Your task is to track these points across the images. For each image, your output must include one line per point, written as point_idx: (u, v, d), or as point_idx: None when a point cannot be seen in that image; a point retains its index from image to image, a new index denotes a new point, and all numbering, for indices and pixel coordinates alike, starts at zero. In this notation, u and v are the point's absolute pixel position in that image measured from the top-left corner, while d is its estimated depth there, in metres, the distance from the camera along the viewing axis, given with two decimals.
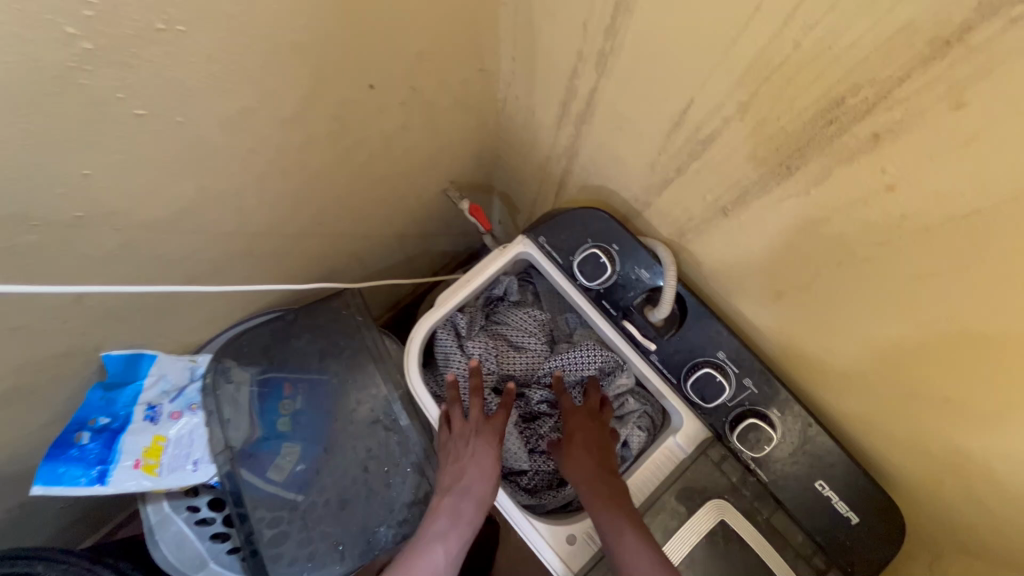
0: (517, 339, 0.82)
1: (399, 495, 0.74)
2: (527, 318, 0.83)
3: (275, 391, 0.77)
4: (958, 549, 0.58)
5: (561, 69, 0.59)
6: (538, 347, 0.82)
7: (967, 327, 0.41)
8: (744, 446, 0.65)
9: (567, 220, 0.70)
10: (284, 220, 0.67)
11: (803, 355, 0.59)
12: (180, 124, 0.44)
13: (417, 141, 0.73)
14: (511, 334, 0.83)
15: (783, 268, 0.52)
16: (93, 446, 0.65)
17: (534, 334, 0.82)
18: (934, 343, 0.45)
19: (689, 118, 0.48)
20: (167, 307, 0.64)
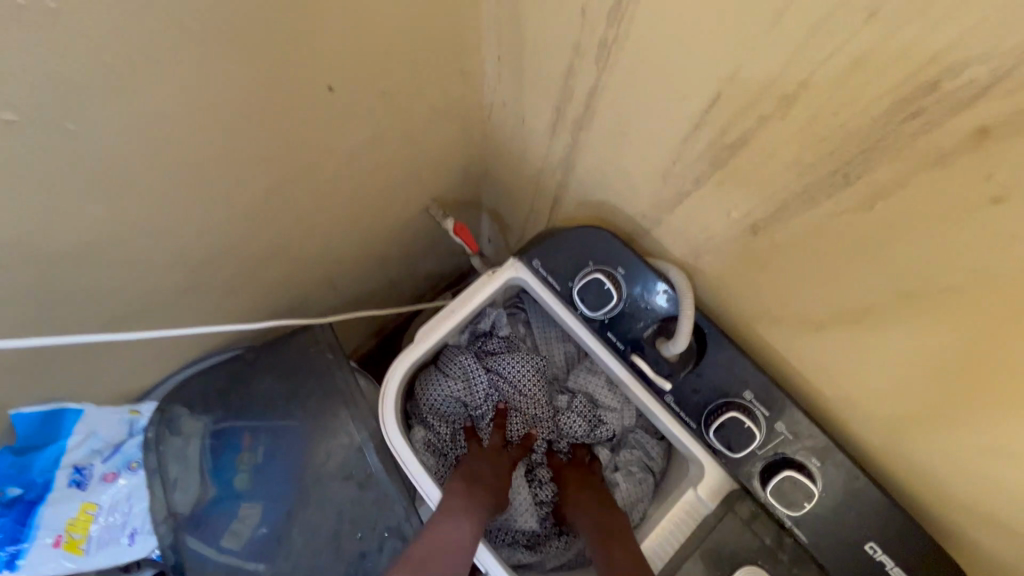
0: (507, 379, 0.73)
1: (376, 561, 0.64)
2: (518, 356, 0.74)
3: (231, 443, 0.66)
4: None
5: (554, 67, 0.50)
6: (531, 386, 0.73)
7: None
8: (778, 502, 0.56)
9: (564, 240, 0.61)
10: (236, 247, 0.58)
11: (850, 395, 0.50)
12: (72, 132, 0.35)
13: (392, 154, 0.64)
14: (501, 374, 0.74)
15: (828, 296, 0.43)
16: (4, 521, 0.56)
17: (527, 373, 0.74)
18: None
19: (712, 119, 0.40)
20: (95, 352, 0.54)
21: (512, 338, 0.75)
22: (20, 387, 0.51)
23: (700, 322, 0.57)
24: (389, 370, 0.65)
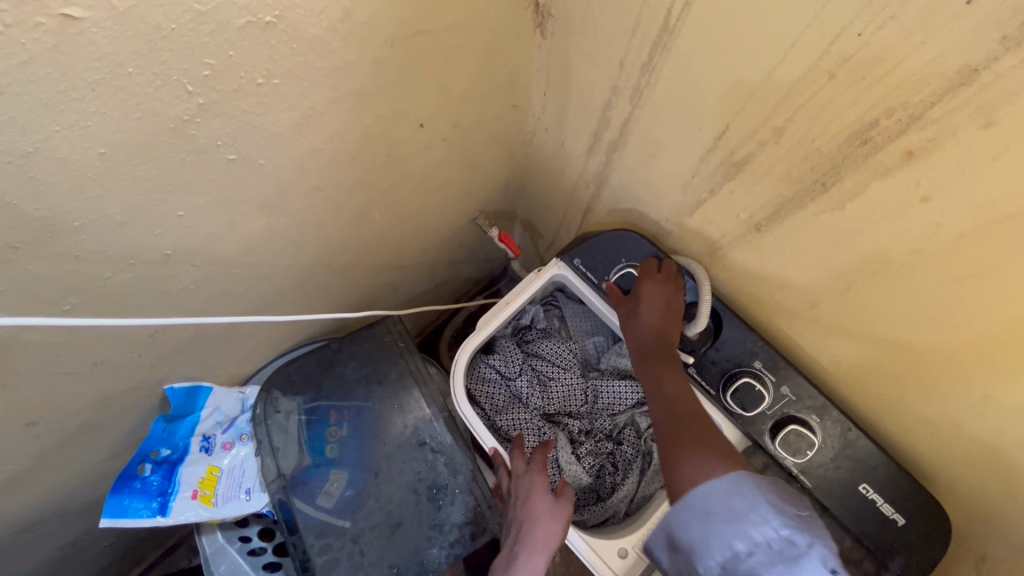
0: (549, 363, 0.85)
1: (451, 513, 0.75)
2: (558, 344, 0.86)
3: (322, 419, 0.78)
4: (1006, 546, 0.59)
5: (595, 103, 0.63)
6: (569, 366, 0.85)
7: (1006, 326, 0.44)
8: (786, 452, 0.67)
9: (601, 242, 0.75)
10: (336, 254, 0.69)
11: (840, 359, 0.62)
12: (262, 166, 0.47)
13: (456, 174, 0.77)
14: (545, 362, 0.85)
15: (818, 278, 0.55)
16: (155, 477, 0.68)
17: (567, 359, 0.85)
18: (973, 341, 0.47)
19: (724, 143, 0.52)
20: (225, 339, 0.66)
21: (552, 330, 0.88)
22: (171, 366, 0.62)
23: (717, 308, 0.70)
24: (456, 355, 0.78)
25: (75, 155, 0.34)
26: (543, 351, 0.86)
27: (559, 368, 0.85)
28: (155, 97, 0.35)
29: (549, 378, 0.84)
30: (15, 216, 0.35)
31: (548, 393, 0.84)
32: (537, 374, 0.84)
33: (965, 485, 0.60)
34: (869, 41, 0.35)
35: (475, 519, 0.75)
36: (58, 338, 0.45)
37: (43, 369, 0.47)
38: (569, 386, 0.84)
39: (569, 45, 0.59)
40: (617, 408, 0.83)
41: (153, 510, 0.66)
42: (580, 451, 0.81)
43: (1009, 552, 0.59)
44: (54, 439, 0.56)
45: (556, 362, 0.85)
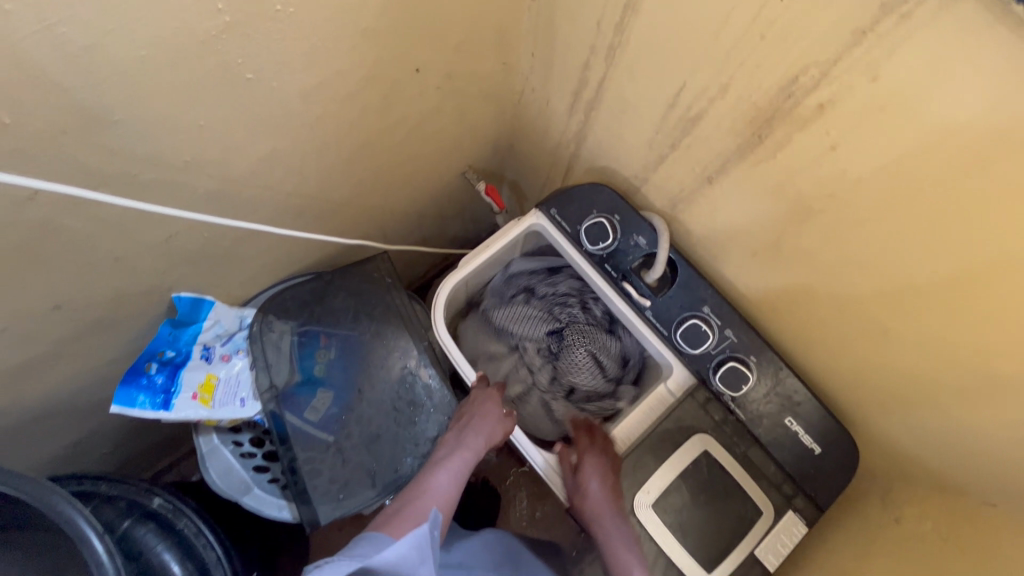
0: (581, 360, 0.88)
1: (424, 429, 0.83)
2: (575, 373, 0.88)
3: (313, 341, 0.85)
4: (906, 478, 0.67)
5: (576, 62, 0.70)
6: (571, 351, 0.88)
7: (901, 263, 0.52)
8: (725, 387, 0.75)
9: (576, 194, 0.82)
10: (335, 188, 0.76)
11: (777, 304, 0.70)
12: (274, 90, 0.54)
13: (448, 125, 0.83)
14: (577, 368, 0.88)
15: (758, 227, 0.64)
16: (160, 375, 0.74)
17: (572, 363, 0.88)
18: (878, 279, 0.55)
19: (682, 100, 0.60)
20: (228, 255, 0.72)
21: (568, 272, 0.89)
22: (179, 274, 0.68)
23: (675, 258, 0.77)
24: (447, 274, 0.85)
25: (123, 51, 0.41)
26: (601, 357, 0.88)
27: (573, 360, 0.88)
28: (192, 9, 0.41)
29: (586, 350, 0.88)
30: (69, 103, 0.41)
31: (585, 341, 0.88)
32: (589, 363, 0.87)
33: (874, 420, 0.69)
34: (789, 6, 0.43)
35: (445, 436, 0.83)
36: (88, 227, 0.52)
37: (72, 254, 0.53)
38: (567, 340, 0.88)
39: (554, 6, 0.66)
40: (524, 329, 0.90)
41: (158, 404, 0.73)
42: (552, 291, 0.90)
43: (909, 484, 0.67)
44: (76, 328, 0.63)
45: (573, 363, 0.88)
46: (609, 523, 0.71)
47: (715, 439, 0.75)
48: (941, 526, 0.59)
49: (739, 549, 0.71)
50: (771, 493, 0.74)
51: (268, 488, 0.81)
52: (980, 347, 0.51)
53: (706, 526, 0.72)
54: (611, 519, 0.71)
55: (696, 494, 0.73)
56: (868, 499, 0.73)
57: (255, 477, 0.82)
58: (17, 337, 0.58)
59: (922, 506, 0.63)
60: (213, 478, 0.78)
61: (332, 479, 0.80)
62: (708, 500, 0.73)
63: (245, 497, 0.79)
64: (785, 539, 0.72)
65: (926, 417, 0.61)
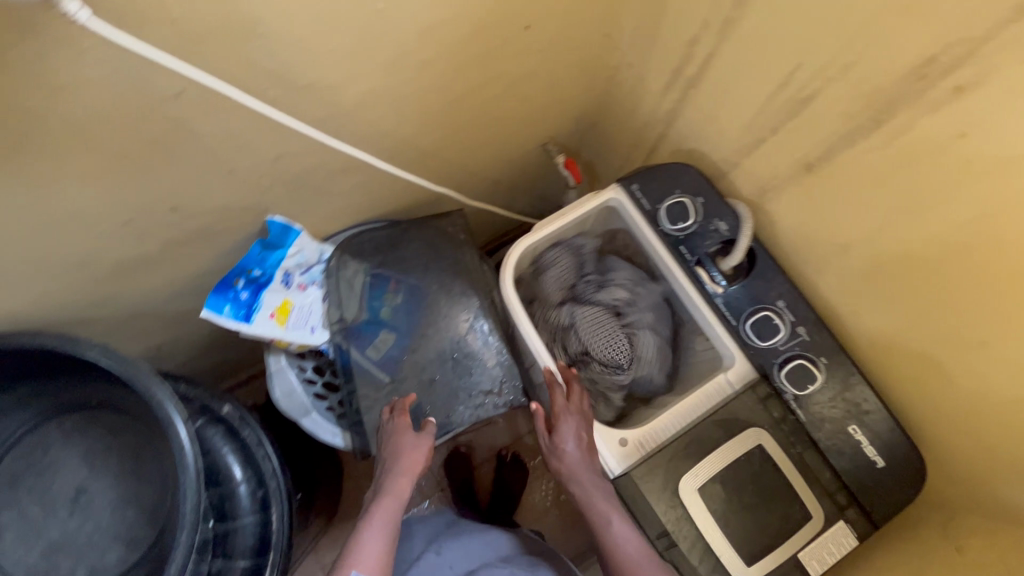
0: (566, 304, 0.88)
1: (479, 381, 0.85)
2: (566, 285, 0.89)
3: (383, 285, 0.89)
4: (974, 509, 0.64)
5: (684, 36, 0.69)
6: (575, 303, 0.88)
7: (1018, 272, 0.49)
8: (789, 384, 0.73)
9: (659, 172, 0.81)
10: (427, 138, 0.78)
11: (860, 306, 0.68)
12: (397, 26, 0.56)
13: (540, 91, 0.84)
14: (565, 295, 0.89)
15: (854, 221, 0.62)
16: (245, 291, 0.78)
17: (570, 304, 0.88)
18: (985, 286, 0.52)
19: (796, 80, 0.58)
20: (321, 187, 0.76)
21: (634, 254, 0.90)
22: (275, 196, 0.72)
23: (755, 247, 0.76)
24: (524, 232, 0.85)
25: None
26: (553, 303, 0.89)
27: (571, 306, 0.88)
28: None
29: (563, 310, 0.88)
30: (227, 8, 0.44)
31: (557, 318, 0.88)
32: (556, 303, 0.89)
33: (948, 442, 0.66)
34: None
35: (498, 391, 0.86)
36: (212, 135, 0.55)
37: (194, 156, 0.57)
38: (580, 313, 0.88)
39: None
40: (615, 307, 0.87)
41: (240, 316, 0.77)
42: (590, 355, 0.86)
43: (977, 515, 0.63)
44: (180, 235, 0.68)
45: (569, 306, 0.88)
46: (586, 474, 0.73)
47: (771, 436, 0.73)
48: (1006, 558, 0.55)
49: (782, 549, 0.70)
50: (822, 501, 0.71)
51: (324, 415, 0.86)
52: None
53: (750, 521, 0.71)
54: (586, 475, 0.73)
55: (742, 487, 0.72)
56: (927, 526, 0.69)
57: (313, 402, 0.86)
58: (134, 230, 0.62)
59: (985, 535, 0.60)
60: (277, 396, 0.83)
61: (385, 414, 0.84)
62: (753, 495, 0.72)
63: (303, 419, 0.84)
64: (832, 548, 0.70)
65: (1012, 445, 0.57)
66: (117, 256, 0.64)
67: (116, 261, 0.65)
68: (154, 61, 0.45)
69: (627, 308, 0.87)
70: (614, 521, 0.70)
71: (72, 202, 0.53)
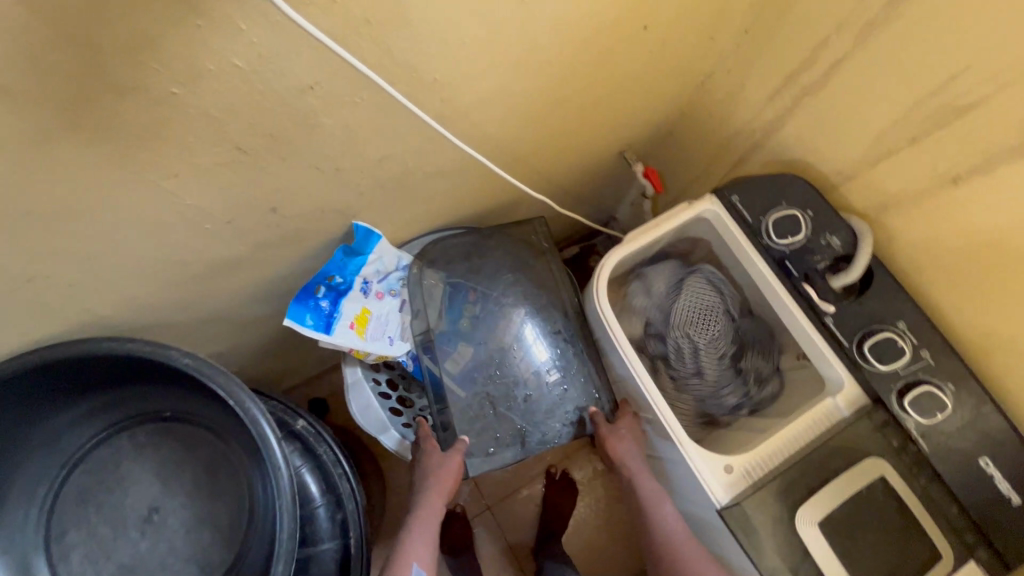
0: (721, 325, 0.83)
1: (569, 396, 0.82)
2: (734, 336, 0.84)
3: (462, 295, 0.84)
4: None
5: (811, 40, 0.66)
6: (721, 326, 0.83)
7: None
8: (913, 412, 0.68)
9: (762, 183, 0.77)
10: (522, 143, 0.75)
11: (996, 331, 0.63)
12: (536, 23, 0.53)
13: (637, 97, 0.81)
14: (729, 328, 0.84)
15: (1005, 240, 0.57)
16: (325, 300, 0.73)
17: (722, 328, 0.83)
18: None
19: (953, 85, 0.55)
20: (412, 191, 0.72)
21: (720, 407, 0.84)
22: (368, 197, 0.67)
23: (872, 265, 0.71)
24: (619, 242, 0.81)
25: None
26: (728, 309, 0.84)
27: (721, 331, 0.83)
28: None
29: (722, 324, 0.83)
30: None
31: (714, 311, 0.84)
32: (726, 319, 0.84)
33: None
34: None
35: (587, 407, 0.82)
36: (334, 131, 0.52)
37: (308, 154, 0.53)
38: (711, 324, 0.83)
39: None
40: (695, 349, 0.83)
41: (321, 327, 0.73)
42: (671, 322, 0.84)
43: None
44: (271, 237, 0.63)
45: (722, 332, 0.83)
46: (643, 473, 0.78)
47: (891, 466, 0.68)
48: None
49: None
50: (949, 539, 0.66)
51: (402, 430, 0.82)
52: None
53: (873, 558, 0.66)
54: (636, 465, 0.79)
55: (860, 522, 0.67)
56: None
57: (391, 419, 0.82)
58: (232, 230, 0.58)
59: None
60: (354, 411, 0.79)
61: (467, 424, 0.80)
62: (874, 531, 0.66)
63: (382, 436, 0.80)
64: None
65: None
66: (210, 258, 0.60)
67: (208, 263, 0.60)
68: (310, 46, 0.41)
69: (683, 354, 0.83)
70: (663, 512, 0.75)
71: (183, 197, 0.49)
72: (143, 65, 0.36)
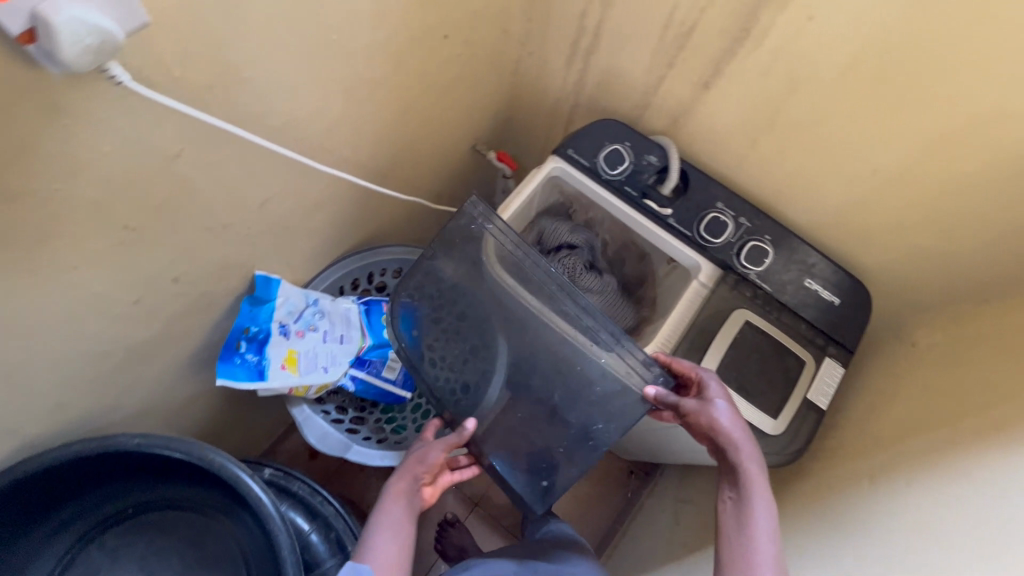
0: (595, 283, 0.97)
1: (609, 381, 0.75)
2: (589, 281, 0.96)
3: (377, 308, 0.94)
4: (918, 303, 0.83)
5: (574, 12, 0.83)
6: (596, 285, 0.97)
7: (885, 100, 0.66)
8: (749, 265, 0.87)
9: (587, 133, 0.93)
10: (381, 158, 0.84)
11: (781, 183, 0.84)
12: (353, 53, 0.63)
13: (465, 93, 0.93)
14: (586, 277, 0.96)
15: (756, 114, 0.77)
16: (249, 351, 0.78)
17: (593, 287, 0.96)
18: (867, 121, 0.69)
19: (675, 18, 0.73)
20: (297, 229, 0.79)
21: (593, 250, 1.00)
22: (259, 243, 0.73)
23: (685, 169, 0.90)
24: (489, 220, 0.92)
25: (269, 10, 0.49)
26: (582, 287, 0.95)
27: (594, 285, 0.97)
28: None
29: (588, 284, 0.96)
30: (224, 59, 0.49)
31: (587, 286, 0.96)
32: (587, 285, 0.96)
33: (877, 261, 0.84)
34: None
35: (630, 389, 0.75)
36: (211, 189, 0.58)
37: (193, 218, 0.59)
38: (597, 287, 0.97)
39: None
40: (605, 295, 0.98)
41: (256, 375, 0.78)
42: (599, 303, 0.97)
43: (923, 304, 0.82)
44: (181, 310, 0.68)
45: (593, 286, 0.96)
46: (749, 457, 0.65)
47: (752, 310, 0.86)
48: (960, 325, 0.76)
49: (794, 398, 0.82)
50: (807, 347, 0.85)
51: (365, 443, 0.86)
52: (960, 141, 0.66)
53: (762, 384, 0.83)
54: (736, 443, 0.66)
55: (744, 358, 0.84)
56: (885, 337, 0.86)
57: (350, 437, 0.86)
58: (142, 311, 0.62)
59: (938, 327, 0.79)
60: (314, 442, 0.83)
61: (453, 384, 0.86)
62: (758, 360, 0.84)
63: (347, 453, 0.84)
64: (828, 380, 0.83)
65: (929, 234, 0.76)
66: (128, 345, 0.63)
67: (127, 351, 0.64)
68: (168, 121, 0.48)
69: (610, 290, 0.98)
70: (756, 511, 0.62)
71: (90, 290, 0.54)
72: (27, 176, 0.42)
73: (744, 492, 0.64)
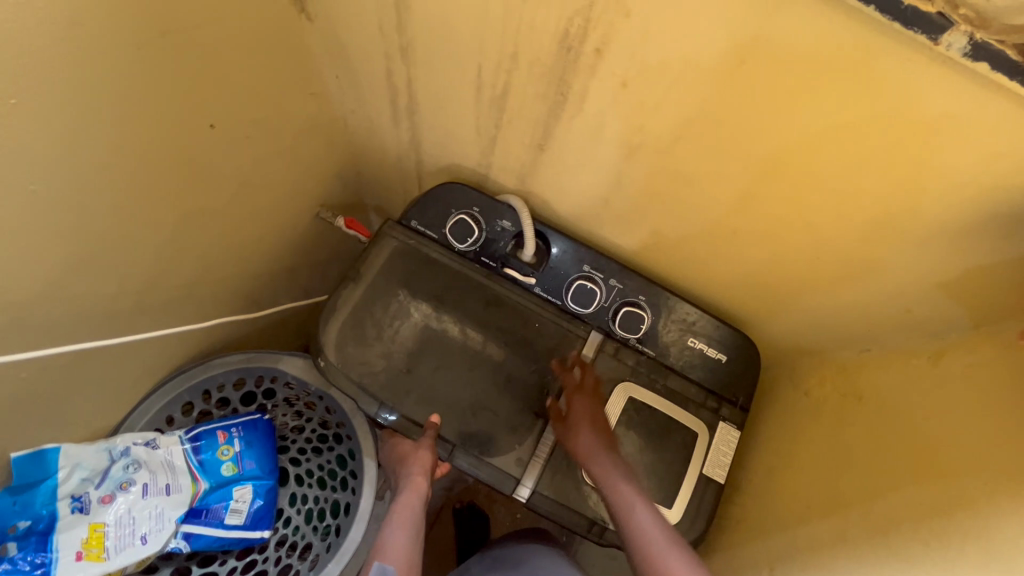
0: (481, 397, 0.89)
1: (552, 332, 0.78)
2: None
3: (210, 441, 0.79)
4: (812, 350, 0.75)
5: (377, 71, 0.68)
6: None
7: (731, 166, 0.56)
8: (626, 331, 0.79)
9: (430, 199, 0.80)
10: (169, 272, 0.69)
11: (646, 239, 0.74)
12: (36, 193, 0.48)
13: (280, 169, 0.77)
14: None
15: (598, 175, 0.66)
16: (25, 552, 0.64)
17: None
18: (717, 184, 0.59)
19: (485, 80, 0.60)
20: (64, 389, 0.64)
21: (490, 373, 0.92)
22: None
23: (544, 231, 0.79)
24: (325, 314, 0.77)
25: None
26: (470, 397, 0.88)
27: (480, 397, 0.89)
28: None
29: None
30: None
31: None
32: None
33: (762, 311, 0.76)
34: None
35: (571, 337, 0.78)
36: None
37: None
38: None
39: (333, 21, 0.62)
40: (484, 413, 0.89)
41: None
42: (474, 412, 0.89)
43: (816, 352, 0.75)
44: None
45: None
46: (615, 467, 0.67)
47: (636, 382, 0.77)
48: (849, 380, 0.68)
49: (690, 474, 0.75)
50: (700, 413, 0.77)
51: None
52: (811, 206, 0.55)
53: (657, 465, 0.74)
54: (604, 453, 0.68)
55: (633, 438, 0.75)
56: (790, 392, 0.79)
57: None
58: None
59: (830, 379, 0.72)
60: None
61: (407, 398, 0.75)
62: (646, 438, 0.75)
63: None
64: (724, 449, 0.76)
65: (803, 291, 0.68)
66: None
67: None
68: None
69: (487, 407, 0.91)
70: (637, 514, 0.63)
71: None
72: None
73: (619, 499, 0.65)
